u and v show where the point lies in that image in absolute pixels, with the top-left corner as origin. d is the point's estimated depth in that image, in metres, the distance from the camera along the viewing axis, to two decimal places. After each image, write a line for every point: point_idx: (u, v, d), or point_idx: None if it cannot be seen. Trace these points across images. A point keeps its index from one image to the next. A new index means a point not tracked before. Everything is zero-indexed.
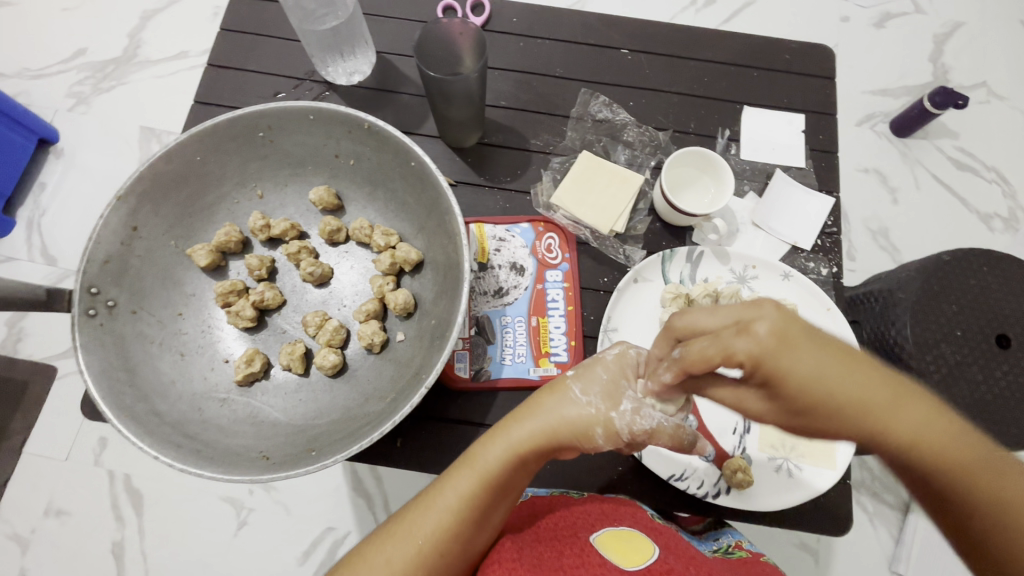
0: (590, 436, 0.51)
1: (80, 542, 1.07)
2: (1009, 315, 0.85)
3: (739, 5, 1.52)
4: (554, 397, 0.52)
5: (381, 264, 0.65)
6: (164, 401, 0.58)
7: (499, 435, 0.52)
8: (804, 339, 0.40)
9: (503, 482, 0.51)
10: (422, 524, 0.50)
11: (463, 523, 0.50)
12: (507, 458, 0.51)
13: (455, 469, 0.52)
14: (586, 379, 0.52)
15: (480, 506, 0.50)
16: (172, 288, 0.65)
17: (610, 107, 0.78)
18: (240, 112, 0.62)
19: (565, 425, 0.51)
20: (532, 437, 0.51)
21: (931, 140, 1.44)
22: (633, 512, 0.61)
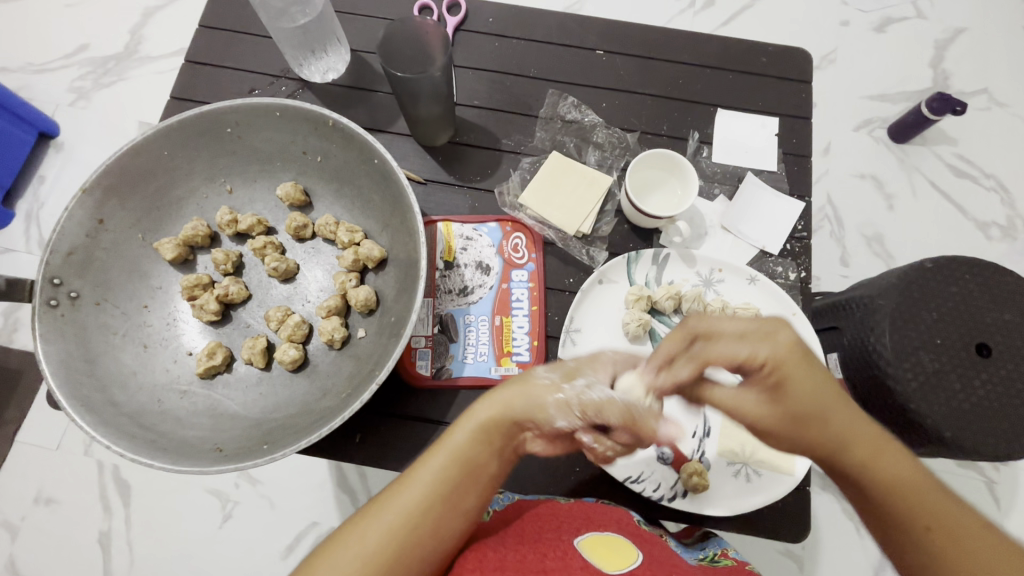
0: (546, 410, 0.51)
1: (71, 529, 1.11)
2: (991, 324, 0.83)
3: (736, 9, 1.52)
4: (519, 385, 0.54)
5: (344, 260, 0.66)
6: (122, 392, 0.59)
7: (466, 416, 0.53)
8: (807, 366, 0.46)
9: (474, 461, 0.52)
10: (395, 501, 0.50)
11: (436, 503, 0.50)
12: (476, 436, 0.52)
13: (428, 454, 0.53)
14: (550, 366, 0.53)
15: (454, 484, 0.51)
16: (138, 280, 0.65)
17: (580, 108, 0.78)
18: (207, 108, 0.64)
19: (521, 406, 0.52)
20: (492, 412, 0.52)
21: (929, 146, 1.43)
22: (619, 517, 0.60)
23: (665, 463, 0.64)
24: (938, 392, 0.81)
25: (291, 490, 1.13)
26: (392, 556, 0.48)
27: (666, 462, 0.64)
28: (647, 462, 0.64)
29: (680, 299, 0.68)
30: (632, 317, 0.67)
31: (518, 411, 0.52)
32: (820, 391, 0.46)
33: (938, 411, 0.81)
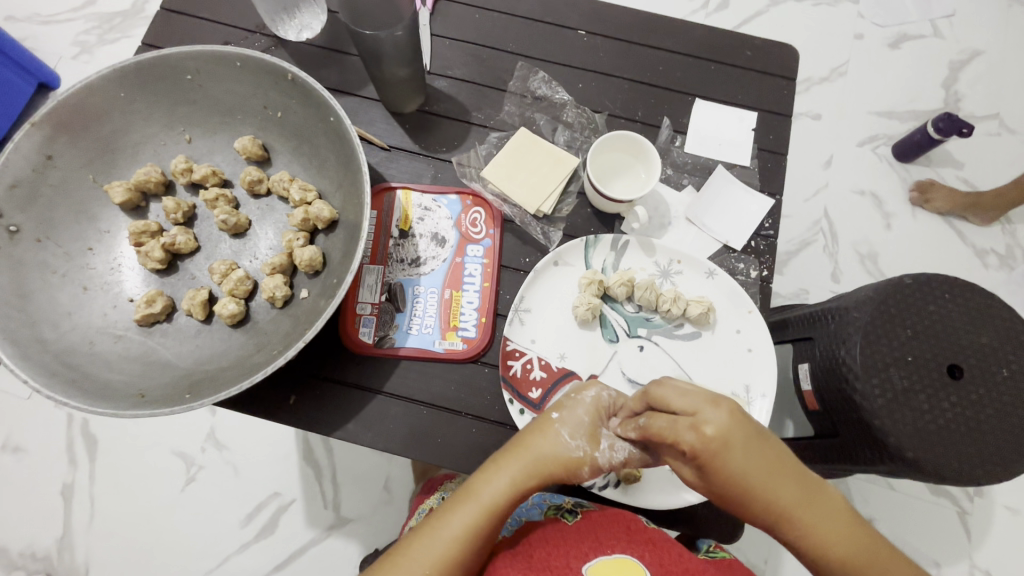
0: (578, 470, 0.50)
1: (31, 476, 1.11)
2: (964, 345, 0.81)
3: (750, 13, 1.49)
4: (540, 435, 0.51)
5: (294, 219, 0.65)
6: (53, 330, 0.58)
7: (497, 468, 0.49)
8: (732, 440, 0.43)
9: (506, 512, 0.49)
10: (421, 549, 0.47)
11: (464, 553, 0.47)
12: (508, 488, 0.49)
13: (454, 502, 0.49)
14: (567, 412, 0.52)
15: (481, 536, 0.48)
16: (85, 222, 0.65)
17: (550, 84, 0.76)
18: (165, 53, 0.63)
19: (548, 462, 0.49)
20: (533, 467, 0.49)
21: (933, 168, 1.40)
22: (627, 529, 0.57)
23: None
24: (905, 410, 0.78)
25: (255, 457, 1.13)
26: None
27: None
28: None
29: (632, 288, 0.66)
30: (583, 301, 0.66)
31: (548, 466, 0.49)
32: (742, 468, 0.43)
33: (903, 431, 0.77)
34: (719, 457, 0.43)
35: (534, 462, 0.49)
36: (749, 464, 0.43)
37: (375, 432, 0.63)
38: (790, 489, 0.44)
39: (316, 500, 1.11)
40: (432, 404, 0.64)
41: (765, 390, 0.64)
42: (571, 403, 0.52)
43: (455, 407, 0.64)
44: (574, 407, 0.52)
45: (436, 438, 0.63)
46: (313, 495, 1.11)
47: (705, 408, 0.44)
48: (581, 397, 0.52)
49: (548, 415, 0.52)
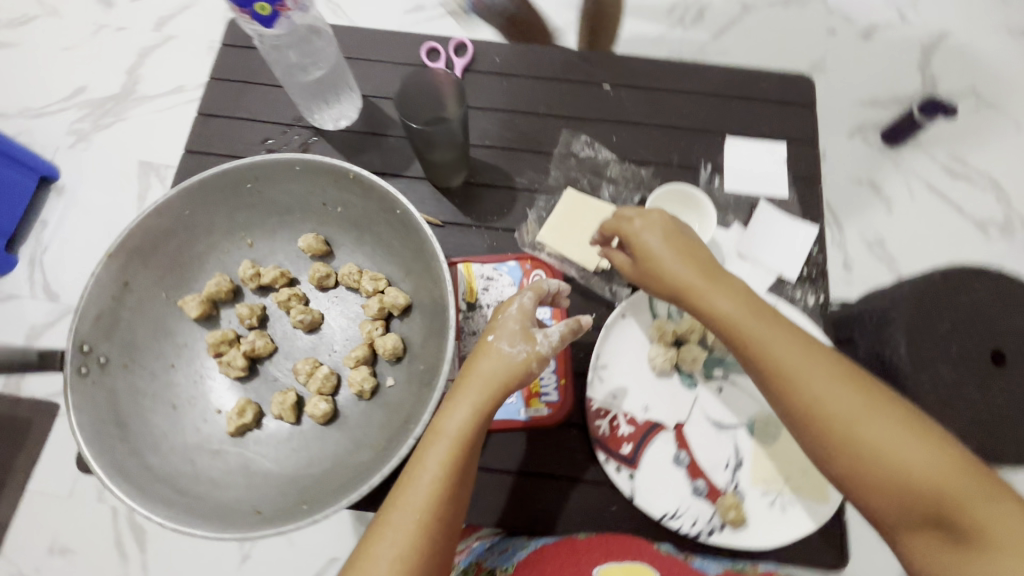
0: (527, 369, 0.56)
1: None
2: (1007, 331, 0.82)
3: (727, 23, 1.55)
4: (484, 358, 0.56)
5: (370, 309, 0.66)
6: (156, 455, 0.59)
7: (454, 402, 0.54)
8: (663, 228, 0.60)
9: (476, 434, 0.53)
10: (411, 494, 0.50)
11: (451, 484, 0.50)
12: (471, 416, 0.53)
13: (425, 444, 0.52)
14: (498, 331, 0.58)
15: (461, 461, 0.51)
16: (164, 339, 0.65)
17: (593, 145, 0.79)
18: (228, 166, 0.64)
19: (499, 375, 0.55)
20: (484, 383, 0.54)
21: (924, 149, 1.43)
22: (638, 545, 0.60)
23: (701, 497, 0.64)
24: (958, 401, 0.80)
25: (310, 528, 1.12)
26: (426, 546, 0.49)
27: (702, 496, 0.64)
28: (682, 497, 0.64)
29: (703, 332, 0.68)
30: (658, 351, 0.68)
31: (498, 379, 0.55)
32: (654, 245, 0.59)
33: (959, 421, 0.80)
34: (636, 239, 0.60)
35: (487, 380, 0.54)
36: (667, 254, 0.59)
37: (477, 508, 0.65)
38: (689, 266, 0.58)
39: None
40: (530, 473, 0.66)
41: None
42: (500, 321, 0.58)
43: (551, 471, 0.66)
44: (504, 324, 0.58)
45: (539, 504, 0.65)
46: None
47: (643, 213, 0.62)
48: (506, 313, 0.59)
49: (482, 340, 0.58)
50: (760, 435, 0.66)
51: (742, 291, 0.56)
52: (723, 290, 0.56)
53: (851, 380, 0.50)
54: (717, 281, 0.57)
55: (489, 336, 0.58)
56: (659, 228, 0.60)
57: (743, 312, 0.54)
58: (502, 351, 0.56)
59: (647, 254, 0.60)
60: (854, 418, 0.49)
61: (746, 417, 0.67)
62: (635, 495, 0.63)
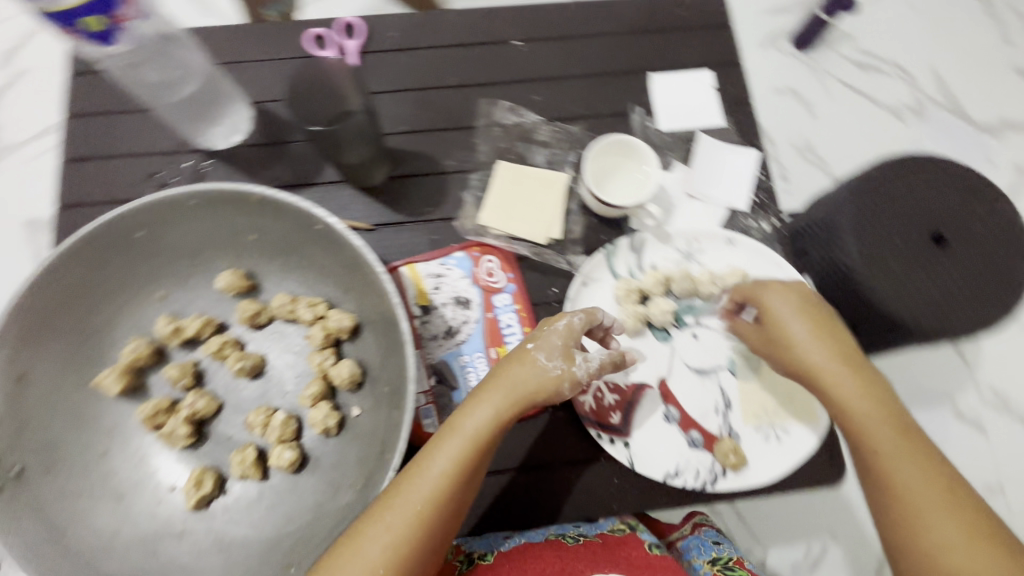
0: (560, 390, 0.53)
1: None
2: (944, 213, 0.83)
3: None
4: (520, 365, 0.53)
5: (314, 339, 0.60)
6: (111, 557, 0.53)
7: (476, 401, 0.51)
8: (799, 302, 0.58)
9: (491, 441, 0.50)
10: (412, 491, 0.48)
11: (457, 484, 0.48)
12: (490, 419, 0.51)
13: (439, 438, 0.50)
14: (541, 342, 0.54)
15: (469, 469, 0.49)
16: (87, 427, 0.57)
17: (516, 110, 0.73)
18: (109, 220, 0.56)
19: (530, 386, 0.52)
20: (509, 394, 0.51)
21: (834, 49, 1.43)
22: (627, 559, 0.58)
23: (698, 448, 0.63)
24: (911, 289, 0.82)
25: None
26: (416, 541, 0.47)
27: (699, 447, 0.63)
28: (679, 453, 0.63)
29: (667, 283, 0.66)
30: (626, 312, 0.66)
31: (525, 391, 0.52)
32: (783, 310, 0.58)
33: (914, 307, 0.82)
34: (771, 302, 0.59)
35: (515, 394, 0.51)
36: (799, 331, 0.56)
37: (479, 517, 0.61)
38: (815, 346, 0.55)
39: None
40: (525, 468, 0.63)
41: None
42: (545, 332, 0.55)
43: (545, 460, 0.63)
44: (548, 336, 0.55)
45: (540, 495, 0.62)
46: None
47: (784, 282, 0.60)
48: (553, 326, 0.55)
49: (523, 345, 0.55)
50: (741, 371, 0.65)
51: (869, 382, 0.53)
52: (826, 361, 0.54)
53: (945, 494, 0.47)
54: (837, 364, 0.54)
55: (530, 344, 0.55)
56: (786, 298, 0.58)
57: (862, 404, 0.52)
58: (537, 364, 0.53)
59: (772, 320, 0.58)
60: (920, 500, 0.47)
61: (726, 357, 0.66)
62: (633, 463, 0.62)
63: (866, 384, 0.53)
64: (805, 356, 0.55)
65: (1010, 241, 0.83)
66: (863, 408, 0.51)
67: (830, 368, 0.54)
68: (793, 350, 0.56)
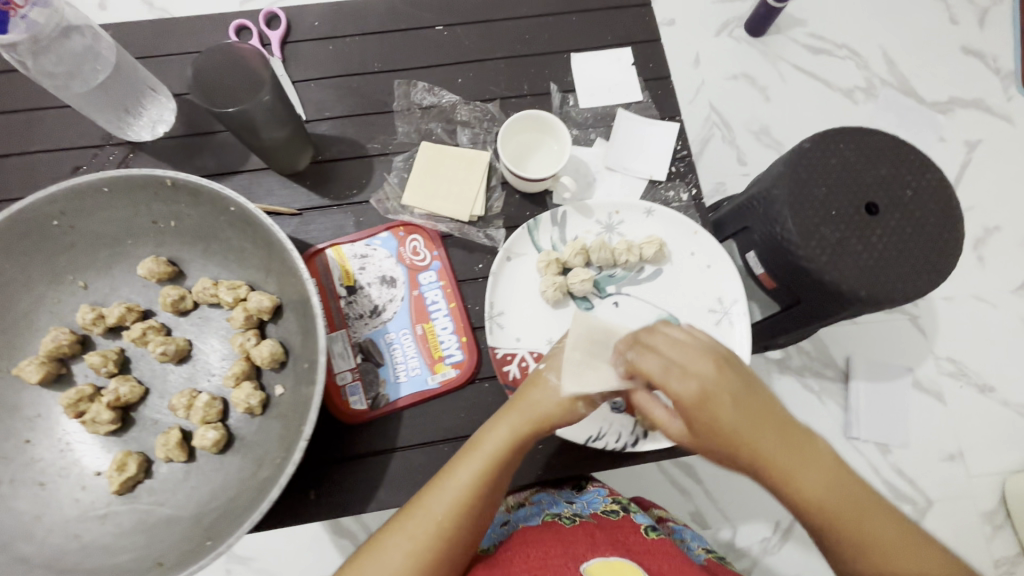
0: (573, 408, 0.56)
1: None
2: (873, 183, 0.84)
3: None
4: (536, 387, 0.56)
5: (235, 321, 0.61)
6: (31, 543, 0.53)
7: (496, 421, 0.56)
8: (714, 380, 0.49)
9: (510, 458, 0.55)
10: (434, 503, 0.53)
11: (475, 500, 0.53)
12: (509, 439, 0.55)
13: (462, 456, 0.55)
14: (552, 361, 0.58)
15: (488, 485, 0.54)
16: (9, 416, 0.58)
17: (433, 91, 0.75)
18: (19, 207, 0.56)
19: (544, 407, 0.55)
20: (528, 416, 0.55)
21: (784, 33, 1.42)
22: (623, 541, 0.61)
23: (620, 412, 0.65)
24: (846, 257, 0.81)
25: (287, 554, 1.02)
26: (436, 551, 0.52)
27: (621, 410, 0.64)
28: (602, 416, 0.64)
29: (587, 253, 0.68)
30: (548, 282, 0.67)
31: (542, 412, 0.55)
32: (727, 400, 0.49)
33: (851, 275, 0.80)
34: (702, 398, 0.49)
35: (532, 416, 0.55)
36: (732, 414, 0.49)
37: (407, 489, 0.62)
38: (738, 416, 0.49)
39: None
40: (452, 438, 0.64)
41: (735, 295, 0.68)
42: (558, 354, 0.59)
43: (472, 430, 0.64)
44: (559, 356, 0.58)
45: None
46: None
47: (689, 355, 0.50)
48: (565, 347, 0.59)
49: (538, 368, 0.58)
50: None
51: (778, 431, 0.50)
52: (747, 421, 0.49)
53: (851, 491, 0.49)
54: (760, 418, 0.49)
55: (545, 366, 0.58)
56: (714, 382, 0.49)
57: (789, 460, 0.49)
58: (551, 386, 0.56)
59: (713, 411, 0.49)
60: (834, 498, 0.49)
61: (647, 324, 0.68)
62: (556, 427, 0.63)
63: (780, 430, 0.50)
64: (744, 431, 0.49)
65: (933, 211, 0.84)
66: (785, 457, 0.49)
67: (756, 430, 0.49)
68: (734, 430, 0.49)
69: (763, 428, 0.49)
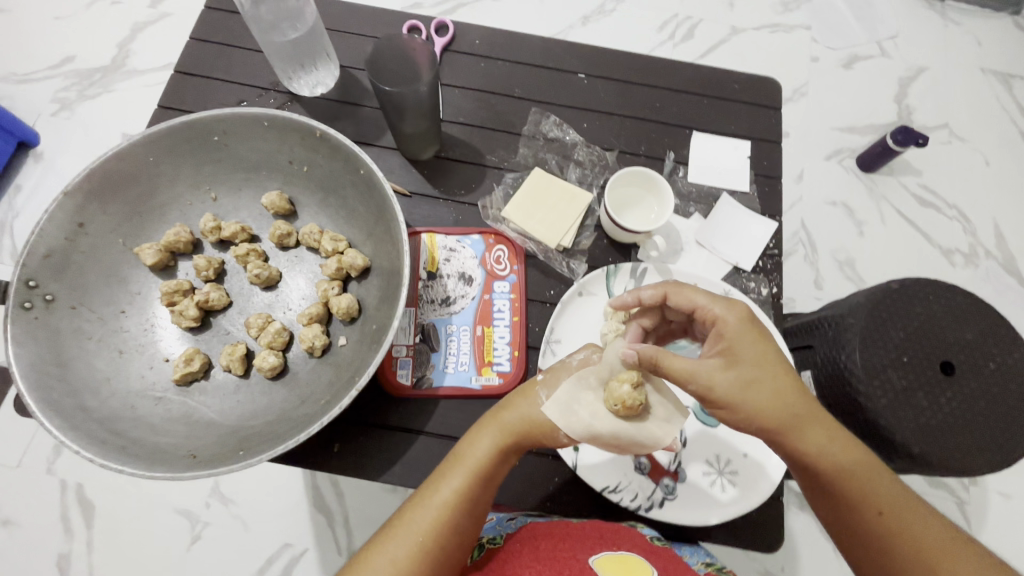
0: (554, 432, 0.55)
1: (13, 560, 0.98)
2: (953, 342, 0.81)
3: (726, 34, 1.41)
4: (524, 400, 0.57)
5: (327, 269, 0.66)
6: (94, 398, 0.57)
7: (481, 432, 0.57)
8: (748, 326, 0.53)
9: (492, 471, 0.55)
10: (419, 516, 0.53)
11: (458, 515, 0.53)
12: (493, 453, 0.55)
13: (446, 468, 0.56)
14: (549, 374, 0.58)
15: (471, 498, 0.54)
16: (116, 285, 0.65)
17: (561, 127, 0.81)
18: (194, 116, 0.64)
19: (528, 422, 0.56)
20: (513, 429, 0.56)
21: (896, 177, 1.41)
22: (630, 538, 0.59)
23: (642, 473, 0.65)
24: (907, 407, 0.77)
25: (264, 508, 1.03)
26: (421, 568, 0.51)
27: (643, 472, 0.65)
28: (624, 472, 0.65)
29: None
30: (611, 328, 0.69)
31: (524, 427, 0.56)
32: (757, 359, 0.52)
33: (908, 427, 0.77)
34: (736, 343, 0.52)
35: (517, 428, 0.56)
36: (767, 374, 0.51)
37: (420, 474, 0.64)
38: (776, 373, 0.52)
39: (329, 549, 1.01)
40: None
41: None
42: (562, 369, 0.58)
43: None
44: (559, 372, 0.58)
45: None
46: (329, 545, 1.01)
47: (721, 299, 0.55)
48: (569, 362, 0.59)
49: (531, 379, 0.59)
50: (707, 417, 0.68)
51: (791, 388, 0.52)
52: (785, 381, 0.51)
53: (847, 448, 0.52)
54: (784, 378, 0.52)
55: (539, 379, 0.58)
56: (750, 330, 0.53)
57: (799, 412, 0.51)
58: (539, 403, 0.56)
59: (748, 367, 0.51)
60: (831, 450, 0.51)
61: (694, 399, 0.68)
62: (577, 466, 0.64)
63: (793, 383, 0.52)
64: (780, 396, 0.51)
65: (1012, 390, 0.79)
66: (807, 420, 0.51)
67: (781, 385, 0.51)
68: (768, 394, 0.51)
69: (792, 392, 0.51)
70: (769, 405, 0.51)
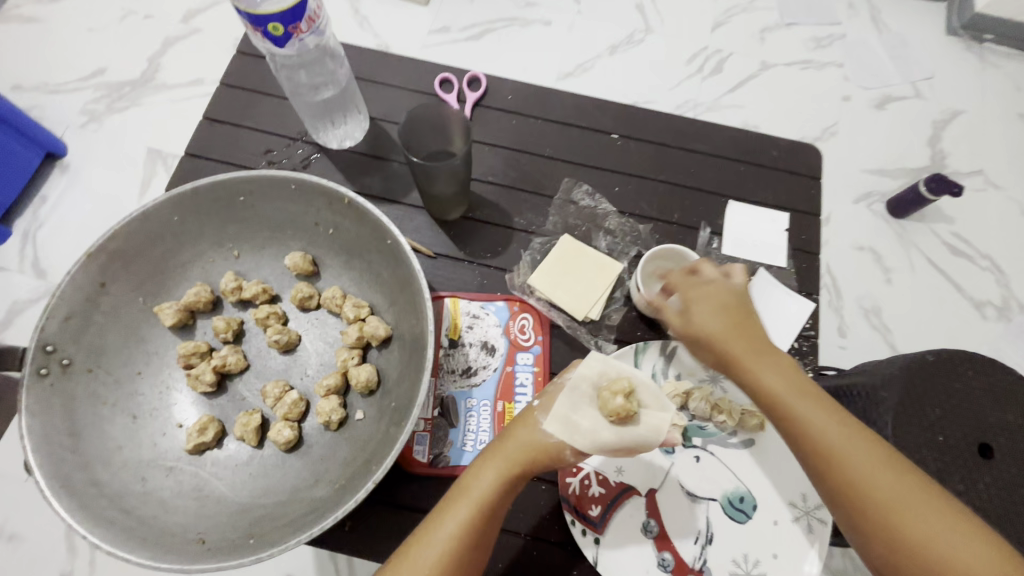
0: (559, 453, 0.53)
1: None
2: (993, 424, 0.68)
3: (754, 69, 1.36)
4: (524, 426, 0.54)
5: (348, 337, 0.65)
6: (105, 469, 0.56)
7: (483, 463, 0.54)
8: (722, 297, 0.56)
9: (497, 505, 0.52)
10: (422, 554, 0.49)
11: (463, 550, 0.50)
12: (497, 487, 0.52)
13: (447, 505, 0.52)
14: (545, 398, 0.56)
15: (477, 536, 0.50)
16: (134, 345, 0.64)
17: (593, 195, 0.78)
18: (221, 178, 0.63)
19: (530, 451, 0.53)
20: (516, 457, 0.53)
21: (926, 223, 1.21)
22: None
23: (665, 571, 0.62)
24: None
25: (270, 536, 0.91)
26: None
27: (666, 569, 0.62)
28: (646, 570, 0.62)
29: (686, 398, 0.67)
30: None
31: (528, 453, 0.53)
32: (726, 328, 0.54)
33: None
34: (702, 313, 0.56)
35: (520, 455, 0.53)
36: (736, 341, 0.54)
37: None
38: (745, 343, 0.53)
39: None
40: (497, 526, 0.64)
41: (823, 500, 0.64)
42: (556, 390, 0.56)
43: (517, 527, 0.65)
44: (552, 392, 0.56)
45: (495, 563, 0.63)
46: None
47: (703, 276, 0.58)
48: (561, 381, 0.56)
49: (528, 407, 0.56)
50: (735, 513, 0.64)
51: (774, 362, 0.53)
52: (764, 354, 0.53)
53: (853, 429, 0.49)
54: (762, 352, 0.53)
55: (536, 406, 0.56)
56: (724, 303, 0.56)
57: (789, 390, 0.51)
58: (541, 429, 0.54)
59: (718, 337, 0.54)
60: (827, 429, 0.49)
61: (721, 492, 0.65)
62: (597, 560, 0.62)
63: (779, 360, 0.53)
64: (763, 371, 0.52)
65: None
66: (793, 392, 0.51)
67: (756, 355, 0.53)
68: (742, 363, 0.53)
69: (772, 363, 0.52)
70: (747, 374, 0.52)
